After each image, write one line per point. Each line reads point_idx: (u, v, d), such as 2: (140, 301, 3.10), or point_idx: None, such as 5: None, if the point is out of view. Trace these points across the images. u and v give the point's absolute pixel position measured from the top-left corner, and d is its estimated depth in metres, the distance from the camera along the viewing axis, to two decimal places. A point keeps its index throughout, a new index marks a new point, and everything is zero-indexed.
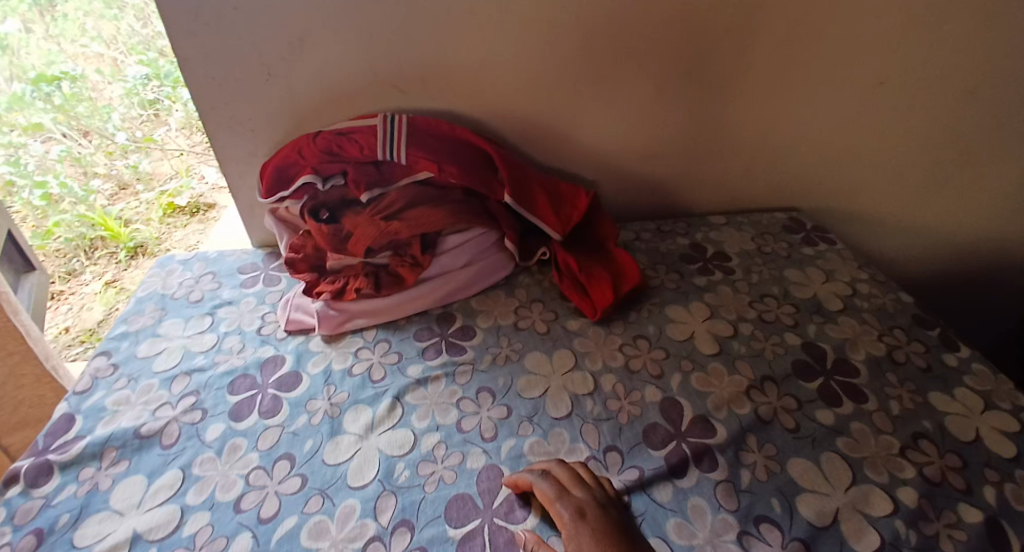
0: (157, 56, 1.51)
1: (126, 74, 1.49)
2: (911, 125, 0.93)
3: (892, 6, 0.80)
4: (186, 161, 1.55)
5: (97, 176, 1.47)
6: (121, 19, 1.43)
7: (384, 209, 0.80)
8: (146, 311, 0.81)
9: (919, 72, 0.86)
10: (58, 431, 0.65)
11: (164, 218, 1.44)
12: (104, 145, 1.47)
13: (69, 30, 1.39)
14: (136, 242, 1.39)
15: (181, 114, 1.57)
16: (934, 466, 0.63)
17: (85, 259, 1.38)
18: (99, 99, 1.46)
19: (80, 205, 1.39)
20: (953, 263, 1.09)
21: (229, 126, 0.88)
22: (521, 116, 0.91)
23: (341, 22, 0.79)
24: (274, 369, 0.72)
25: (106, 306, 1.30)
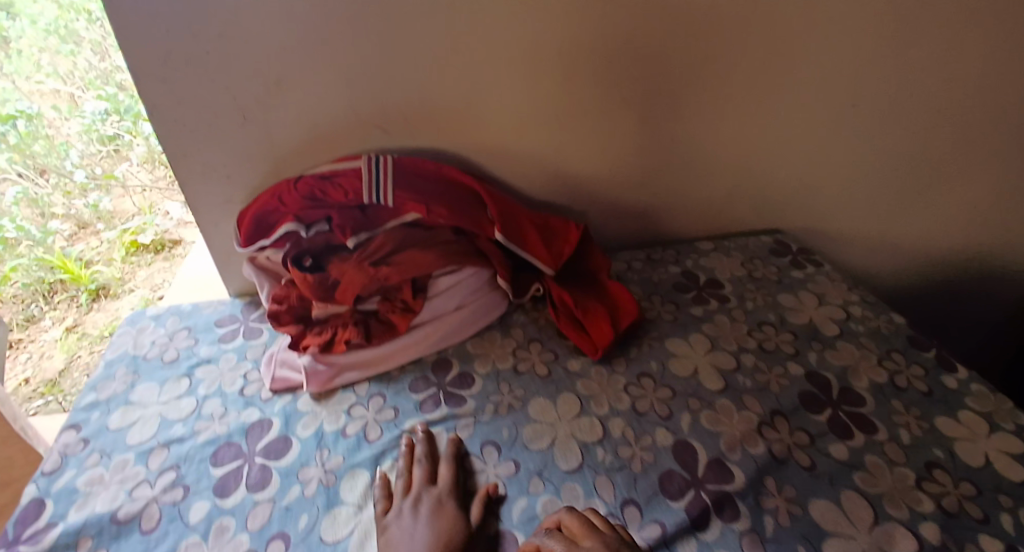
0: (116, 90, 1.34)
1: (84, 109, 1.34)
2: (885, 141, 0.96)
3: (860, 28, 0.83)
4: (150, 198, 1.47)
5: (55, 217, 1.38)
6: (78, 54, 1.28)
7: (371, 254, 0.78)
8: (117, 376, 0.75)
9: (888, 89, 0.89)
10: (27, 519, 0.59)
11: (127, 258, 1.41)
12: (62, 184, 1.37)
13: (23, 67, 1.26)
14: (98, 284, 1.36)
15: (143, 149, 1.42)
16: (949, 495, 0.61)
17: (43, 304, 1.35)
18: (56, 137, 1.34)
19: (37, 247, 1.33)
20: (930, 270, 1.12)
21: (203, 174, 0.86)
22: (504, 151, 0.92)
23: (321, 65, 0.78)
24: (260, 434, 0.67)
25: (67, 354, 1.29)
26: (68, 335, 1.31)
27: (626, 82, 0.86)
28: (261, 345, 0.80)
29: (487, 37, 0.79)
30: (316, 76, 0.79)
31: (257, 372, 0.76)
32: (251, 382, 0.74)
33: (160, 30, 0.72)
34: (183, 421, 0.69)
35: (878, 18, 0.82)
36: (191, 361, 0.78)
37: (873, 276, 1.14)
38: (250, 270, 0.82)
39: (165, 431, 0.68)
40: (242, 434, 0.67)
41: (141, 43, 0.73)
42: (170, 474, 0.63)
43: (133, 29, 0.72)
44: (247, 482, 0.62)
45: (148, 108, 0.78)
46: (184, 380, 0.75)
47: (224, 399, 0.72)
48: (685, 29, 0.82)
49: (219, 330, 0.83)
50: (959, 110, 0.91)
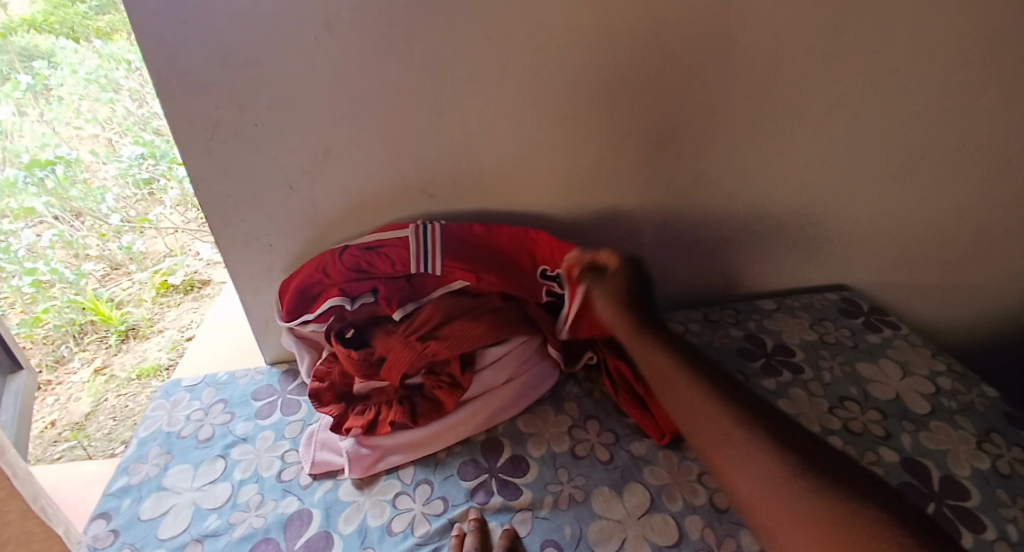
0: (153, 135, 1.42)
1: (121, 154, 1.38)
2: (957, 196, 0.90)
3: (931, 83, 0.79)
4: (181, 239, 1.46)
5: (89, 259, 1.36)
6: (117, 102, 1.36)
7: (418, 327, 0.73)
8: (150, 458, 0.71)
9: (961, 144, 0.84)
10: None
11: (157, 298, 1.37)
12: (97, 227, 1.37)
13: (63, 113, 1.31)
14: (129, 325, 1.31)
15: (177, 193, 1.45)
16: None
17: (73, 345, 1.27)
18: (92, 181, 1.35)
19: (70, 289, 1.29)
20: (1005, 326, 1.04)
21: (244, 244, 0.83)
22: (553, 212, 0.88)
23: (368, 132, 0.76)
24: (300, 529, 0.62)
25: (94, 397, 1.20)
26: (96, 377, 1.23)
27: (682, 141, 0.82)
28: (299, 421, 0.75)
29: (540, 100, 0.76)
30: (364, 144, 0.76)
31: (295, 453, 0.71)
32: (289, 465, 0.69)
33: (211, 104, 0.71)
34: (218, 512, 0.64)
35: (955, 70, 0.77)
36: (226, 440, 0.73)
37: (944, 333, 1.06)
38: (289, 340, 0.78)
39: (198, 524, 0.63)
40: (280, 528, 0.62)
41: (190, 116, 0.71)
42: None
43: (183, 103, 0.70)
44: None
45: (192, 180, 0.76)
46: (219, 462, 0.70)
47: (260, 485, 0.67)
48: (746, 86, 0.78)
49: (255, 403, 0.79)
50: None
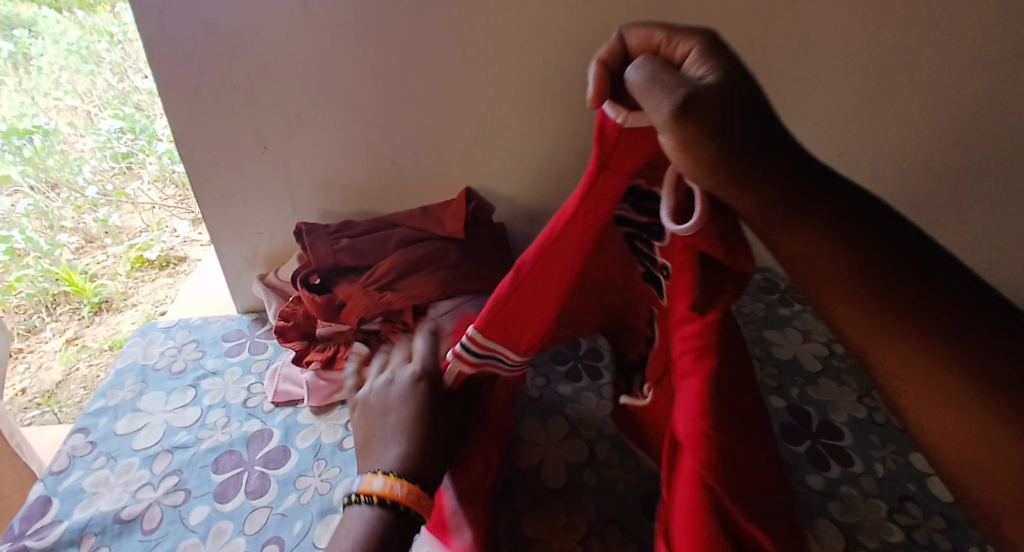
0: (133, 110, 1.39)
1: (100, 128, 1.39)
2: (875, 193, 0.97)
3: None
4: (158, 216, 1.48)
5: (64, 230, 1.38)
6: (99, 74, 1.35)
7: (376, 279, 0.81)
8: (126, 385, 0.79)
9: None
10: (33, 516, 0.63)
11: (132, 272, 1.40)
12: (73, 198, 1.38)
13: (43, 84, 1.31)
14: (102, 297, 1.35)
15: (155, 167, 1.45)
16: (922, 529, 0.64)
17: (46, 315, 1.32)
18: (70, 152, 1.37)
19: (45, 259, 1.32)
20: None
21: (221, 198, 0.91)
22: (507, 187, 0.95)
23: (338, 100, 0.84)
24: (261, 444, 0.70)
25: (66, 364, 1.27)
26: (68, 347, 1.30)
27: None
28: (266, 359, 0.84)
29: (493, 82, 0.84)
30: (334, 113, 0.85)
31: (259, 385, 0.79)
32: (254, 395, 0.77)
33: (195, 67, 0.79)
34: (187, 430, 0.72)
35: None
36: (198, 373, 0.81)
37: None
38: (260, 287, 0.91)
39: (168, 438, 0.71)
40: (243, 443, 0.70)
41: (175, 78, 0.79)
42: (173, 477, 0.66)
43: (169, 65, 0.78)
44: (246, 489, 0.64)
45: (175, 136, 0.84)
46: (190, 391, 0.78)
47: (227, 410, 0.75)
48: None
49: (225, 344, 0.87)
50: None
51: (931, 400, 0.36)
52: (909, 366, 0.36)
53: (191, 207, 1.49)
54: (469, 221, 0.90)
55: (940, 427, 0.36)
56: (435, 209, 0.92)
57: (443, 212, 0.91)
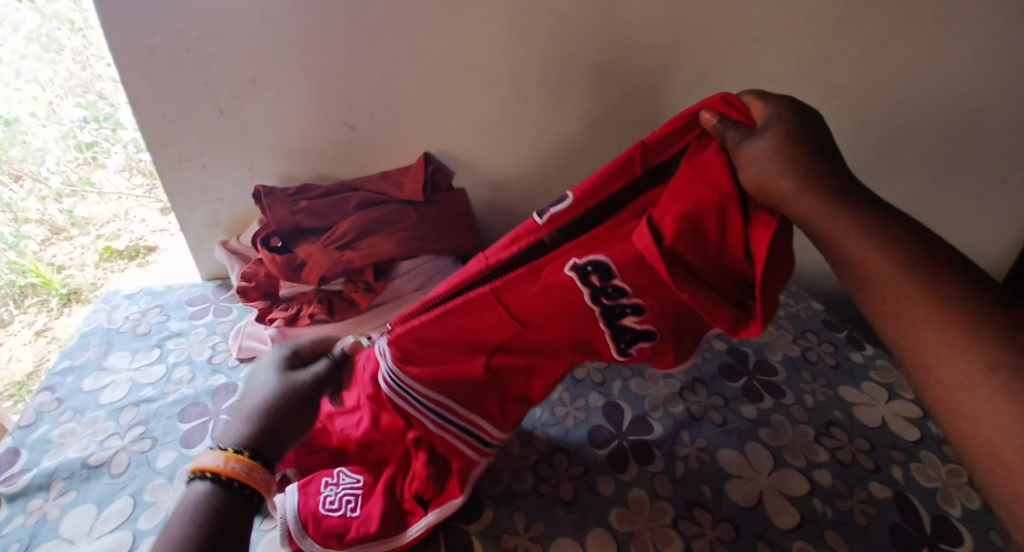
0: (97, 98, 1.29)
1: (62, 116, 1.30)
2: None
3: (788, 47, 0.88)
4: (125, 206, 1.45)
5: (29, 222, 1.34)
6: (59, 63, 1.24)
7: (337, 239, 0.85)
8: (91, 346, 0.82)
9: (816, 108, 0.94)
10: (1, 466, 0.67)
11: (100, 263, 1.39)
12: (37, 190, 1.34)
13: (2, 74, 1.22)
14: (70, 288, 1.34)
15: (122, 157, 1.38)
16: (845, 449, 0.69)
17: (12, 306, 1.31)
18: (32, 143, 1.30)
19: (9, 251, 1.29)
20: None
21: (180, 162, 0.93)
22: (456, 148, 0.97)
23: (288, 63, 0.86)
24: (227, 395, 0.74)
25: (37, 356, 1.28)
26: (39, 339, 1.30)
27: (568, 90, 0.92)
28: (231, 320, 0.87)
29: (440, 44, 0.86)
30: (287, 76, 0.87)
31: (224, 343, 0.83)
32: (218, 352, 0.81)
33: (148, 31, 0.81)
34: (153, 385, 0.76)
35: (808, 37, 0.87)
36: (163, 334, 0.84)
37: (824, 284, 1.14)
38: (222, 252, 0.94)
39: (135, 393, 0.75)
40: (209, 394, 0.74)
41: (129, 40, 0.82)
42: (139, 428, 0.70)
43: (123, 27, 0.81)
44: (212, 434, 0.69)
45: (132, 100, 0.87)
46: (156, 349, 0.81)
47: (193, 366, 0.79)
48: (620, 43, 0.87)
49: (190, 307, 0.90)
50: (894, 124, 0.94)
51: (970, 368, 0.28)
52: (907, 323, 0.32)
53: (160, 196, 1.45)
54: (427, 183, 0.92)
55: (940, 381, 0.30)
56: (394, 172, 0.95)
57: (401, 176, 0.94)
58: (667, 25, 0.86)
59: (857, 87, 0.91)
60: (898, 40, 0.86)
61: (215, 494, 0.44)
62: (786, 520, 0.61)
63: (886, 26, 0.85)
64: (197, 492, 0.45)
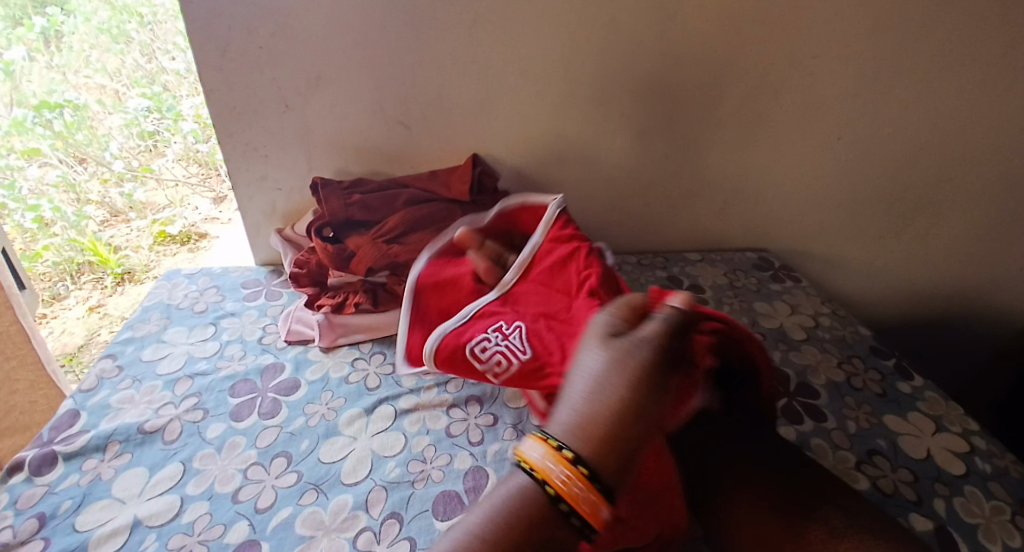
0: (161, 90, 1.48)
1: (127, 105, 1.45)
2: (867, 178, 0.97)
3: (848, 69, 0.87)
4: (181, 193, 1.52)
5: (90, 203, 1.43)
6: (127, 54, 1.43)
7: (385, 234, 0.87)
8: (151, 320, 0.88)
9: (874, 131, 0.92)
10: (63, 426, 0.71)
11: (154, 246, 1.44)
12: (100, 172, 1.43)
13: (73, 61, 1.35)
14: (125, 268, 1.39)
15: (180, 147, 1.50)
16: (887, 479, 0.67)
17: (70, 283, 1.35)
18: (98, 128, 1.42)
19: (71, 230, 1.35)
20: (911, 306, 1.09)
21: (244, 152, 0.98)
22: (505, 153, 0.99)
23: (353, 63, 0.89)
24: (274, 375, 0.77)
25: (88, 331, 1.31)
26: (91, 315, 1.33)
27: (620, 100, 0.92)
28: (280, 304, 0.91)
29: (496, 50, 0.88)
30: (350, 75, 0.91)
31: (274, 326, 0.87)
32: (268, 333, 0.85)
33: (225, 27, 0.86)
34: (206, 359, 0.80)
35: (870, 56, 0.86)
36: (217, 313, 0.89)
37: (868, 306, 1.11)
38: (277, 239, 0.98)
39: (189, 366, 0.79)
40: (257, 373, 0.78)
41: (204, 34, 0.87)
42: (192, 399, 0.74)
43: (202, 22, 0.86)
44: (259, 411, 0.72)
45: (205, 91, 0.92)
46: (210, 327, 0.86)
47: (243, 344, 0.83)
48: (677, 60, 0.88)
49: (243, 290, 0.94)
50: (954, 149, 0.92)
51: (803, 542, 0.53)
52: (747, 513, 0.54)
53: (214, 187, 1.55)
54: (474, 184, 0.95)
55: None
56: (442, 172, 0.97)
57: (449, 175, 0.96)
58: (724, 40, 0.86)
59: (920, 109, 0.89)
60: (964, 64, 0.84)
61: (535, 495, 0.39)
62: None
63: (954, 50, 0.83)
64: (512, 480, 0.41)
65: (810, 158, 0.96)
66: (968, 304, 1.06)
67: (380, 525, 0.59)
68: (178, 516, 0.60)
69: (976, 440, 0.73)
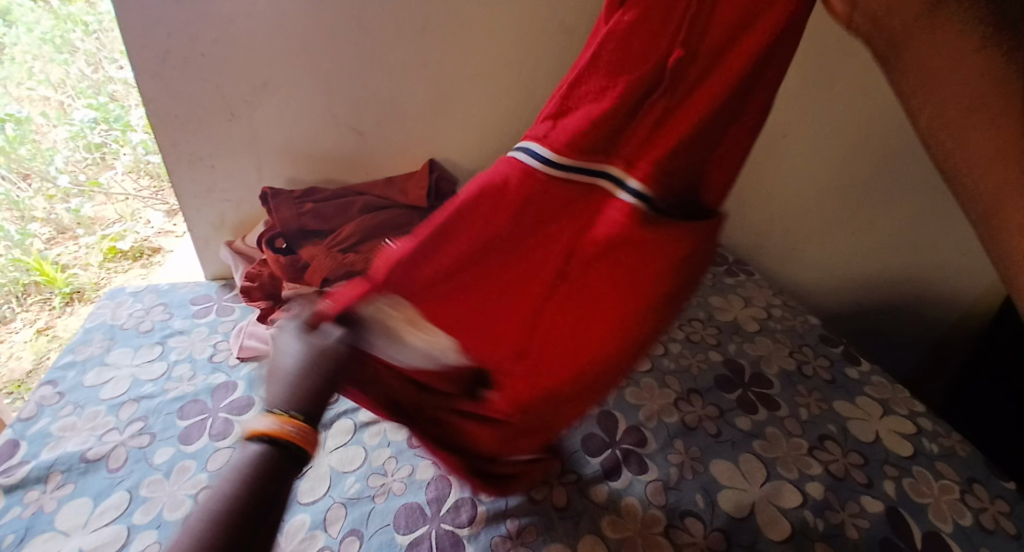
0: (107, 100, 1.40)
1: (73, 117, 1.38)
2: (813, 172, 1.00)
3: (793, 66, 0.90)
4: (132, 207, 1.45)
5: (35, 221, 1.35)
6: (71, 64, 1.35)
7: (339, 242, 0.86)
8: (94, 341, 0.84)
9: (818, 125, 0.95)
10: (0, 457, 0.67)
11: (104, 263, 1.38)
12: (45, 188, 1.36)
13: (15, 73, 1.30)
14: (73, 287, 1.32)
15: (129, 158, 1.44)
16: (838, 463, 0.69)
17: (15, 304, 1.28)
18: (41, 142, 1.35)
19: (15, 249, 1.29)
20: None
21: (191, 163, 0.95)
22: (462, 158, 0.98)
23: (301, 68, 0.88)
24: (225, 394, 0.75)
25: (36, 355, 1.24)
26: (39, 338, 1.26)
27: None
28: (233, 320, 0.88)
29: (448, 53, 0.88)
30: (299, 80, 0.89)
31: (225, 342, 0.84)
32: (219, 351, 0.82)
33: (165, 33, 0.83)
34: (154, 381, 0.77)
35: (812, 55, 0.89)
36: (165, 331, 0.86)
37: (819, 296, 1.15)
38: (228, 252, 0.96)
39: (136, 389, 0.76)
40: (208, 393, 0.75)
41: (144, 41, 0.84)
42: (139, 423, 0.71)
43: (140, 30, 0.82)
44: (209, 433, 0.69)
45: (146, 100, 0.88)
46: (157, 347, 0.83)
47: (193, 364, 0.80)
48: None
49: (192, 306, 0.91)
50: None
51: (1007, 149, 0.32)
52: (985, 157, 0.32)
53: (166, 199, 1.49)
54: (431, 189, 0.94)
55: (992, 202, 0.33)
56: (399, 179, 0.96)
57: (406, 181, 0.95)
58: None
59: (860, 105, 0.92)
60: None
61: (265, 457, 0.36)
62: (777, 532, 0.61)
63: None
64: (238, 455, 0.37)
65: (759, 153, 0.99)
66: None
67: (340, 543, 0.59)
68: (126, 546, 0.57)
69: (921, 421, 0.76)
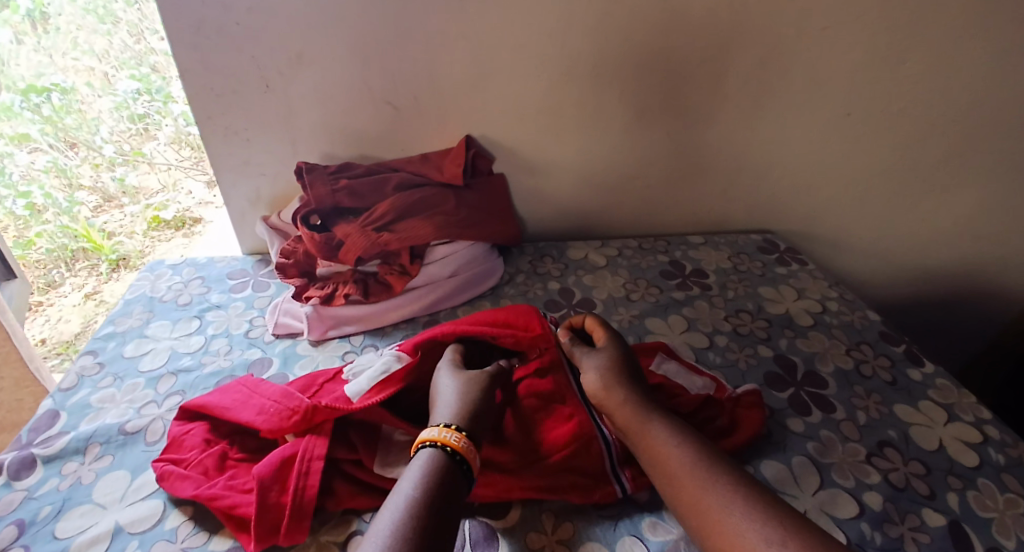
0: (149, 71, 1.38)
1: (116, 88, 1.37)
2: (875, 156, 0.93)
3: (861, 40, 0.82)
4: (174, 177, 1.48)
5: (82, 189, 1.39)
6: (115, 35, 1.33)
7: (375, 221, 0.84)
8: (133, 314, 0.84)
9: (885, 104, 0.87)
10: (42, 427, 0.68)
11: (149, 231, 1.40)
12: (91, 157, 1.39)
13: (60, 44, 1.29)
14: (119, 254, 1.35)
15: (171, 130, 1.43)
16: (898, 472, 0.65)
17: (65, 269, 1.32)
18: (88, 112, 1.36)
19: (64, 216, 1.31)
20: (916, 286, 1.06)
21: (226, 137, 0.94)
22: (498, 135, 0.94)
23: (335, 39, 0.85)
24: (261, 371, 0.74)
25: (84, 318, 1.27)
26: (87, 302, 1.30)
27: (619, 74, 0.87)
28: (268, 296, 0.88)
29: (488, 22, 0.83)
30: (333, 51, 0.86)
31: (261, 318, 0.83)
32: (255, 326, 0.82)
33: (198, 1, 0.81)
34: (191, 355, 0.77)
35: (883, 27, 0.81)
36: (202, 306, 0.86)
37: (873, 285, 1.08)
38: (263, 228, 0.95)
39: (173, 362, 0.76)
40: (244, 369, 0.75)
41: (178, 10, 0.82)
42: (176, 398, 0.71)
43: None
44: None
45: (180, 71, 0.87)
46: (194, 321, 0.83)
47: (230, 339, 0.80)
48: (680, 34, 0.83)
49: (229, 281, 0.91)
50: (969, 125, 0.87)
51: None
52: None
53: (206, 169, 1.49)
54: (467, 167, 0.91)
55: None
56: (434, 155, 0.93)
57: (442, 159, 0.93)
58: (729, 10, 0.81)
59: (934, 83, 0.84)
60: (985, 30, 0.79)
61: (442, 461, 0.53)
62: None
63: (973, 15, 0.78)
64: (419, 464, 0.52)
65: (817, 134, 0.92)
66: (977, 283, 1.03)
67: None
68: (161, 522, 0.57)
69: (989, 429, 0.70)
